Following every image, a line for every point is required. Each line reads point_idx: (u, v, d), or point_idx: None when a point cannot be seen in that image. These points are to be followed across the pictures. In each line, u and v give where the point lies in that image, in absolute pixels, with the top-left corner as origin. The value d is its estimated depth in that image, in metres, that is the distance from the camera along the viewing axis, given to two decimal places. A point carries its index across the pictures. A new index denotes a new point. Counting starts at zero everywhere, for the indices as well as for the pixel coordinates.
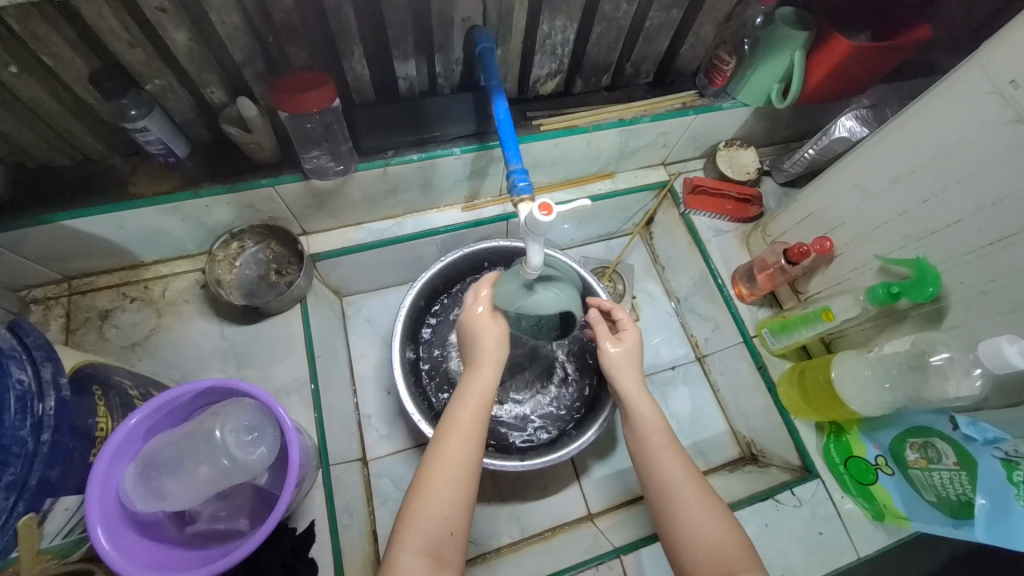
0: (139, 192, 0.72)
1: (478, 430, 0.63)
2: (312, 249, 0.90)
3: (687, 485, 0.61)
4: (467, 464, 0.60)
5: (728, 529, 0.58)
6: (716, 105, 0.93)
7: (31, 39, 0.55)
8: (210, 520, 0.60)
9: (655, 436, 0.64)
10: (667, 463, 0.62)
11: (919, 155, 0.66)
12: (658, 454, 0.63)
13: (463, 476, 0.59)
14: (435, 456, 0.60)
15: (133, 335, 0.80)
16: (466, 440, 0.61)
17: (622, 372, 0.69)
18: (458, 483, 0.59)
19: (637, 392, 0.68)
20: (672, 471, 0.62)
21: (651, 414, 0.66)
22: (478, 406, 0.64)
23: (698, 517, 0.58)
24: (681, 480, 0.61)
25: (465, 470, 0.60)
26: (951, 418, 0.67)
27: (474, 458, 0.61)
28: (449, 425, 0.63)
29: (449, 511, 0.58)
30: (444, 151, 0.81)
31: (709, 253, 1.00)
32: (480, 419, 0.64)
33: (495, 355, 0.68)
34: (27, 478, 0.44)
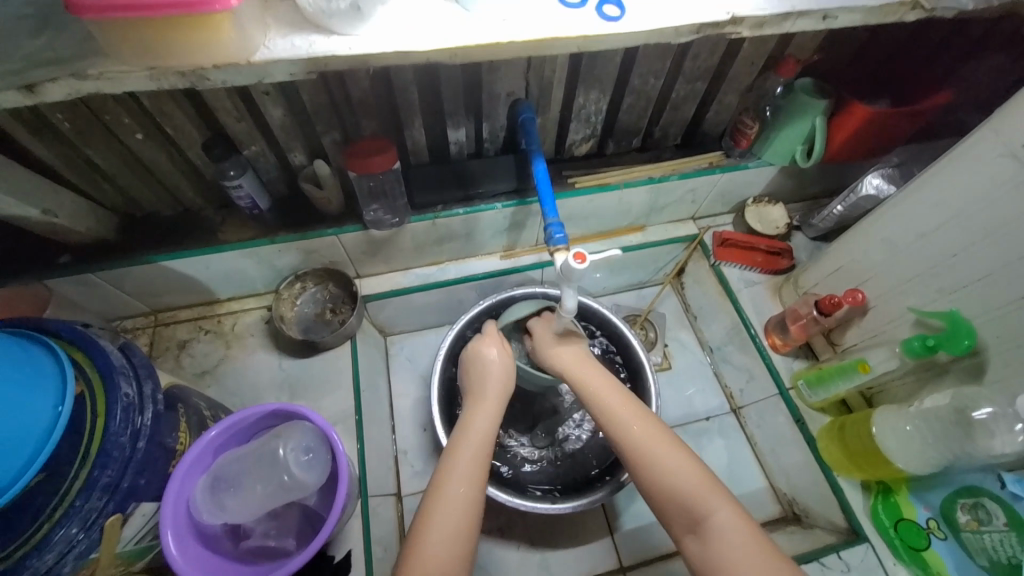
0: (226, 238, 0.84)
1: (477, 457, 0.66)
2: (365, 291, 0.99)
3: (684, 478, 0.59)
4: (470, 499, 0.62)
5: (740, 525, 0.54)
6: (741, 164, 0.99)
7: (162, 116, 0.69)
8: (262, 537, 0.63)
9: (641, 436, 0.63)
10: (661, 460, 0.61)
11: (941, 213, 0.69)
12: (649, 454, 0.62)
13: (464, 508, 0.61)
14: (434, 492, 0.63)
15: (203, 364, 0.90)
16: (463, 470, 0.64)
17: (583, 376, 0.73)
18: (455, 518, 0.60)
19: (610, 397, 0.69)
20: (666, 465, 0.60)
21: (630, 412, 0.67)
22: (481, 436, 0.69)
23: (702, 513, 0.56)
24: (675, 471, 0.59)
25: (464, 504, 0.61)
26: (998, 476, 0.66)
27: (473, 487, 0.63)
28: (448, 458, 0.66)
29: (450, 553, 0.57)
30: (487, 205, 0.90)
31: (741, 305, 1.02)
32: (479, 447, 0.67)
33: (494, 390, 0.76)
34: (121, 480, 0.49)
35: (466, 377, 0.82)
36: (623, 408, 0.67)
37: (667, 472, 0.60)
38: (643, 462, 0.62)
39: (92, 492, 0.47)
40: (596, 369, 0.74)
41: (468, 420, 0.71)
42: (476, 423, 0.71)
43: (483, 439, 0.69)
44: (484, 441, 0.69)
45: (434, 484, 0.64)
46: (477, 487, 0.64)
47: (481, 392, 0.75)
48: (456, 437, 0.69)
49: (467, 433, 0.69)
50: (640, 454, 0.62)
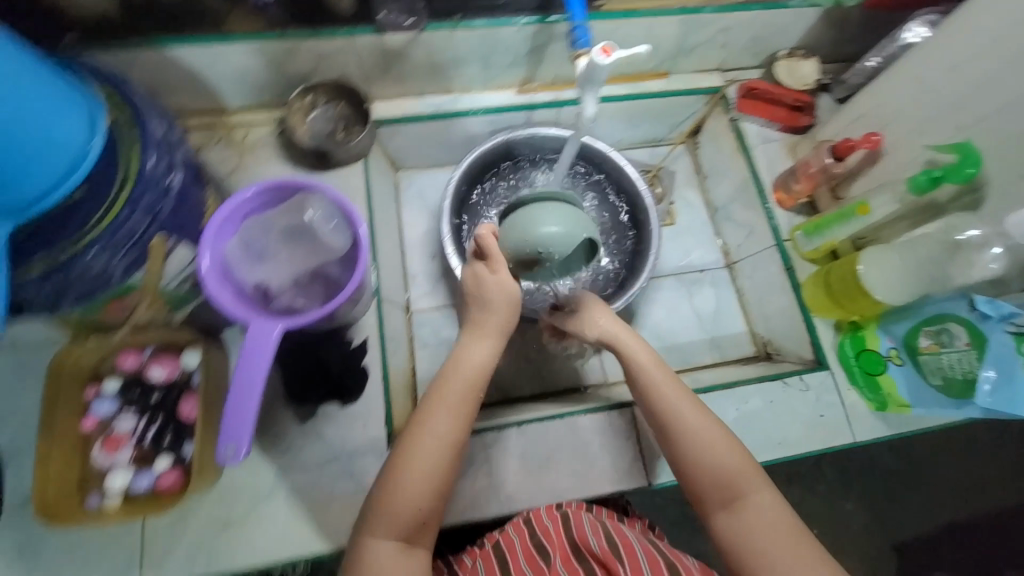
0: (234, 30, 0.80)
1: (456, 406, 0.68)
2: (376, 114, 0.97)
3: (706, 428, 0.66)
4: (447, 447, 0.65)
5: (743, 463, 0.64)
6: (782, 4, 0.92)
7: None
8: (290, 300, 0.67)
9: (664, 389, 0.70)
10: (679, 407, 0.68)
11: (982, 36, 0.66)
12: (672, 402, 0.69)
13: (440, 458, 0.64)
14: (406, 442, 0.65)
15: (218, 171, 0.90)
16: (442, 417, 0.66)
17: (620, 334, 0.78)
18: (424, 469, 0.63)
19: (677, 391, 0.70)
20: (690, 419, 0.67)
21: (656, 369, 0.73)
22: (469, 378, 0.70)
23: (716, 451, 0.64)
24: (700, 429, 0.66)
25: (438, 452, 0.64)
26: (969, 300, 0.71)
27: (449, 451, 0.65)
28: (428, 404, 0.68)
29: (421, 501, 0.62)
30: (507, 20, 0.85)
31: (753, 159, 1.02)
32: (463, 397, 0.68)
33: (497, 325, 0.75)
34: (160, 207, 0.53)
35: (465, 303, 0.80)
36: (650, 364, 0.73)
37: (688, 423, 0.67)
38: (659, 409, 0.69)
39: (136, 209, 0.52)
40: (639, 340, 0.77)
41: (458, 355, 0.72)
42: (471, 361, 0.72)
43: (465, 383, 0.69)
44: (464, 391, 0.69)
45: (409, 434, 0.66)
46: (453, 434, 0.66)
47: (481, 324, 0.75)
48: (448, 373, 0.71)
49: (447, 382, 0.70)
50: (662, 404, 0.69)
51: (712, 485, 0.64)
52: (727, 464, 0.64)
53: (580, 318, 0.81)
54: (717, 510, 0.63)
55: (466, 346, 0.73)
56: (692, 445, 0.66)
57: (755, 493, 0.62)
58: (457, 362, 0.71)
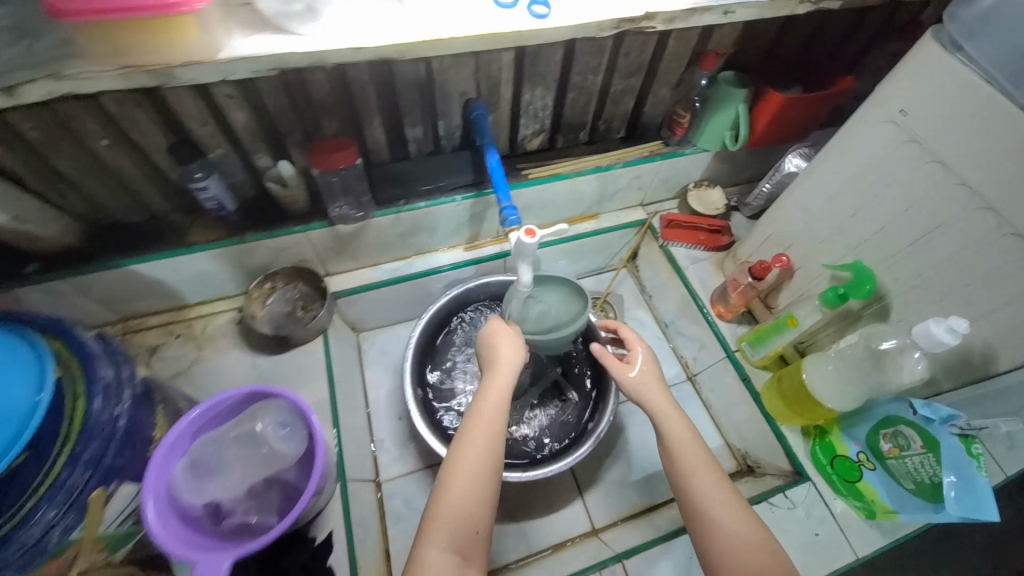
0: (195, 240, 0.87)
1: (493, 432, 0.65)
2: (335, 287, 1.03)
3: (723, 502, 0.63)
4: (483, 474, 0.62)
5: (755, 537, 0.61)
6: (678, 152, 1.08)
7: (126, 121, 0.72)
8: (243, 516, 0.65)
9: (692, 459, 0.67)
10: (705, 477, 0.65)
11: (842, 178, 0.78)
12: (698, 474, 0.66)
13: (484, 472, 0.62)
14: (454, 472, 0.62)
15: (175, 366, 0.91)
16: (481, 445, 0.64)
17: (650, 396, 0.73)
18: (471, 492, 0.61)
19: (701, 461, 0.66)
20: (723, 501, 0.64)
21: (690, 444, 0.68)
22: (496, 415, 0.67)
23: (736, 522, 0.62)
24: (722, 505, 0.63)
25: (479, 477, 0.62)
26: (910, 403, 0.73)
27: (487, 466, 0.63)
28: (461, 436, 0.65)
29: (469, 510, 0.60)
30: (447, 198, 0.96)
31: (687, 278, 1.11)
32: (494, 424, 0.66)
33: (508, 367, 0.72)
34: (100, 458, 0.52)
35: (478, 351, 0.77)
36: (683, 435, 0.69)
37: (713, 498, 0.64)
38: (684, 477, 0.66)
39: (75, 467, 0.50)
40: (658, 389, 0.75)
41: (482, 398, 0.68)
42: (497, 392, 0.69)
43: (497, 409, 0.67)
44: (498, 421, 0.66)
45: (448, 467, 0.63)
46: (493, 461, 0.64)
47: (493, 365, 0.72)
48: (479, 404, 0.67)
49: (478, 411, 0.67)
50: (688, 479, 0.65)
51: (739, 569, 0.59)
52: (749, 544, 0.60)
53: (618, 371, 0.76)
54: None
55: (493, 378, 0.70)
56: (713, 531, 0.62)
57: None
58: (484, 400, 0.67)
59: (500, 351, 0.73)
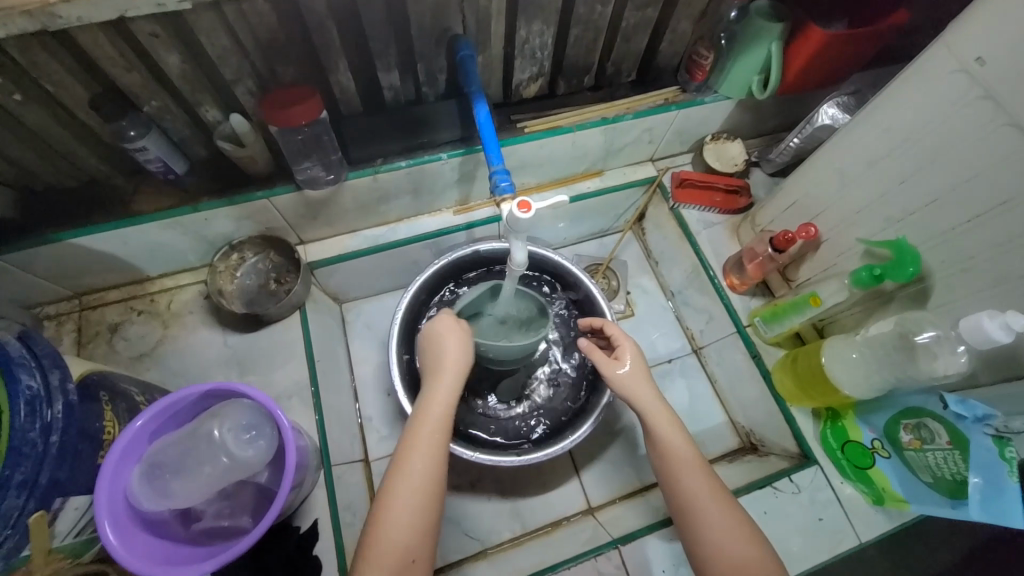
0: (143, 209, 0.76)
1: (437, 444, 0.63)
2: (310, 257, 0.93)
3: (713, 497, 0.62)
4: (424, 494, 0.60)
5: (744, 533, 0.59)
6: (698, 100, 0.94)
7: (32, 67, 0.59)
8: (214, 518, 0.62)
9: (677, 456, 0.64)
10: (691, 475, 0.63)
11: (891, 138, 0.68)
12: (686, 478, 0.63)
13: (425, 493, 0.60)
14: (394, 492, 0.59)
15: (141, 346, 0.84)
16: (423, 459, 0.61)
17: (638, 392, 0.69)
18: (412, 516, 0.58)
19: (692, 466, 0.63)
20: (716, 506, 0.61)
21: (681, 449, 0.65)
22: (443, 415, 0.65)
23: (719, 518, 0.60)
24: (715, 510, 0.61)
25: (422, 492, 0.60)
26: (940, 397, 0.67)
27: (431, 487, 0.61)
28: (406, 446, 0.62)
29: (410, 533, 0.58)
30: (432, 156, 0.84)
31: (699, 245, 1.01)
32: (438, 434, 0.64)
33: (457, 364, 0.69)
34: (37, 477, 0.46)
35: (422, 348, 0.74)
36: (669, 431, 0.66)
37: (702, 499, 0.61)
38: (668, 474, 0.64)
39: (6, 491, 0.44)
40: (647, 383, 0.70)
41: (431, 398, 0.66)
42: (439, 402, 0.66)
43: (437, 420, 0.64)
44: (440, 433, 0.64)
45: (386, 485, 0.60)
46: (433, 478, 0.61)
47: (440, 363, 0.69)
48: (417, 422, 0.64)
49: (421, 422, 0.64)
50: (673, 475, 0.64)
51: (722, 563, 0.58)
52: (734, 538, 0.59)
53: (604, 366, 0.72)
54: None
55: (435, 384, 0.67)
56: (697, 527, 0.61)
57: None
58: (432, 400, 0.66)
59: (446, 346, 0.70)
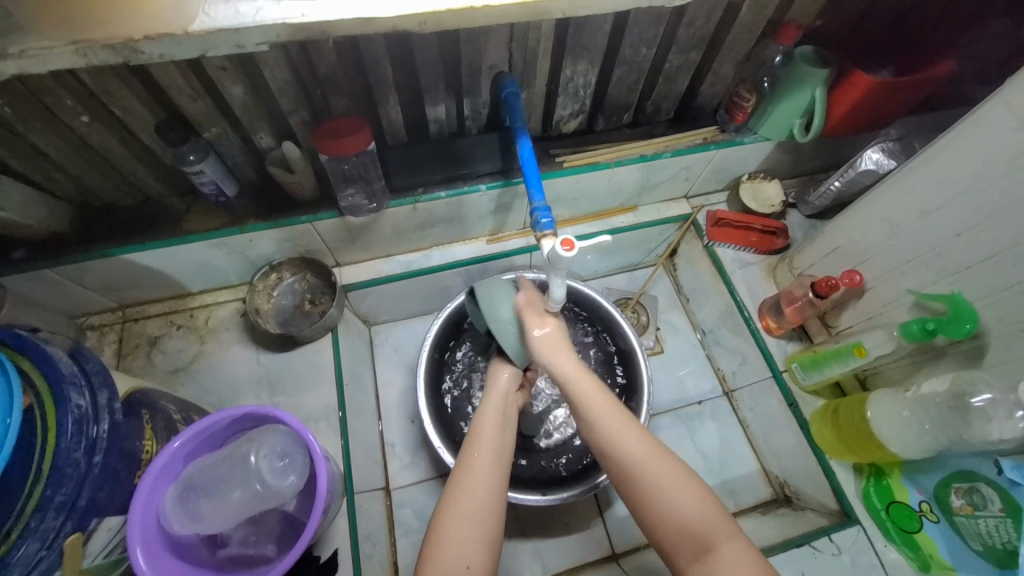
0: (191, 228, 0.79)
1: (489, 463, 0.62)
2: (345, 280, 0.95)
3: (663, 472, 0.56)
4: (481, 507, 0.59)
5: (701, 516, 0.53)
6: (737, 140, 0.94)
7: (105, 94, 0.62)
8: (239, 545, 0.62)
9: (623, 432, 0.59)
10: (639, 451, 0.58)
11: (947, 190, 0.67)
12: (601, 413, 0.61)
13: (476, 512, 0.58)
14: (451, 507, 0.59)
15: (177, 361, 0.86)
16: (483, 472, 0.61)
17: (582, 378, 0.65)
18: (472, 529, 0.57)
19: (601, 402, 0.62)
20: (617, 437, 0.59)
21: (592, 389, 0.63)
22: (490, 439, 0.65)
23: (682, 499, 0.54)
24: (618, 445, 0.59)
25: (481, 505, 0.59)
26: (995, 461, 0.64)
27: (487, 507, 0.59)
28: (466, 460, 0.63)
29: (464, 546, 0.56)
30: (471, 187, 0.86)
31: (734, 287, 0.99)
32: (498, 452, 0.64)
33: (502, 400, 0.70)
34: (77, 498, 0.46)
35: None
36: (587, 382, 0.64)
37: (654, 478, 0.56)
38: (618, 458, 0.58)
39: (46, 512, 0.45)
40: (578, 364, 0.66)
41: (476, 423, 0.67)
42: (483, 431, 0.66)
43: (499, 438, 0.65)
44: (501, 452, 0.64)
45: (449, 499, 0.60)
46: (493, 497, 0.60)
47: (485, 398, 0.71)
48: (474, 439, 0.65)
49: (474, 449, 0.64)
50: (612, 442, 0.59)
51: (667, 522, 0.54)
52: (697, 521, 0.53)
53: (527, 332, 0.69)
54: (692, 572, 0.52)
55: (491, 402, 0.70)
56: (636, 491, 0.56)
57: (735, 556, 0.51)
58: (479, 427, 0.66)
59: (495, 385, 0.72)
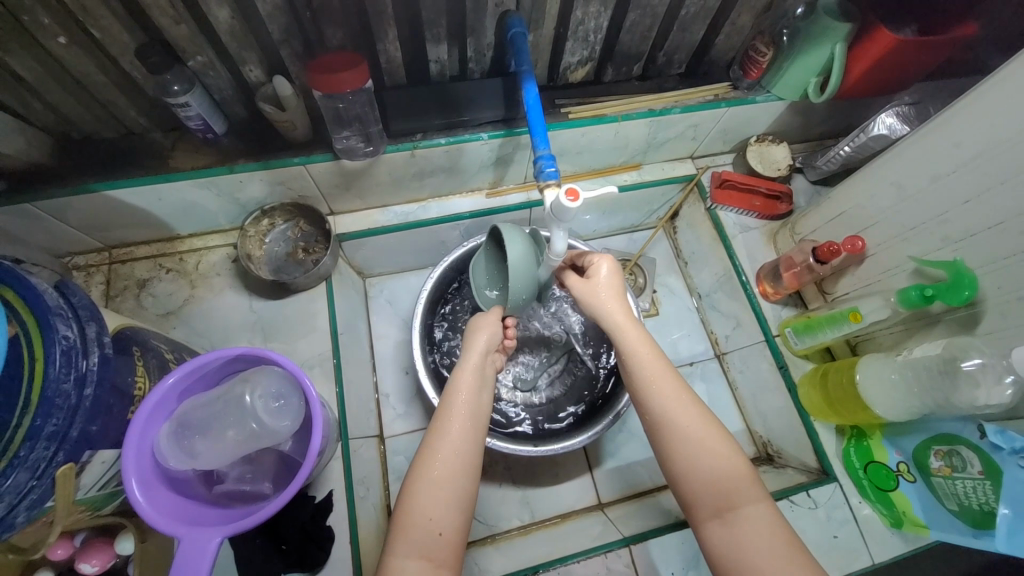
0: (178, 166, 0.75)
1: (466, 421, 0.61)
2: (339, 229, 0.92)
3: (686, 420, 0.56)
4: (456, 473, 0.57)
5: (725, 469, 0.54)
6: (749, 98, 0.90)
7: (81, 11, 0.58)
8: (236, 481, 0.63)
9: (654, 388, 0.59)
10: (706, 455, 0.55)
11: (960, 154, 0.65)
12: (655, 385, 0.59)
13: (453, 473, 0.57)
14: (423, 473, 0.56)
15: (167, 304, 0.84)
16: (462, 434, 0.59)
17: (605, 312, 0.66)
18: (450, 492, 0.55)
19: (656, 373, 0.60)
20: (667, 407, 0.57)
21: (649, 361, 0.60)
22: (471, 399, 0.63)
23: (717, 467, 0.54)
24: (670, 413, 0.57)
25: (460, 467, 0.57)
26: (979, 426, 0.65)
27: (463, 466, 0.57)
28: (439, 426, 0.60)
29: (439, 510, 0.55)
30: (472, 135, 0.82)
31: (734, 250, 0.98)
32: (474, 415, 0.62)
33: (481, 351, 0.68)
34: (69, 429, 0.46)
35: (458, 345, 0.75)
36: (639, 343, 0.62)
37: (687, 452, 0.55)
38: (645, 400, 0.59)
39: (36, 442, 0.44)
40: (619, 303, 0.66)
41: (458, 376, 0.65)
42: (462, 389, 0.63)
43: (476, 402, 0.63)
44: (476, 414, 0.62)
45: (420, 463, 0.57)
46: (466, 462, 0.58)
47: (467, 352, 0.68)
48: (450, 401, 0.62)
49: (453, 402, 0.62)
50: (645, 385, 0.59)
51: (707, 495, 0.54)
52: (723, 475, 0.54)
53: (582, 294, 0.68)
54: (710, 520, 0.54)
55: (468, 361, 0.67)
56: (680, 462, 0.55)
57: (752, 504, 0.53)
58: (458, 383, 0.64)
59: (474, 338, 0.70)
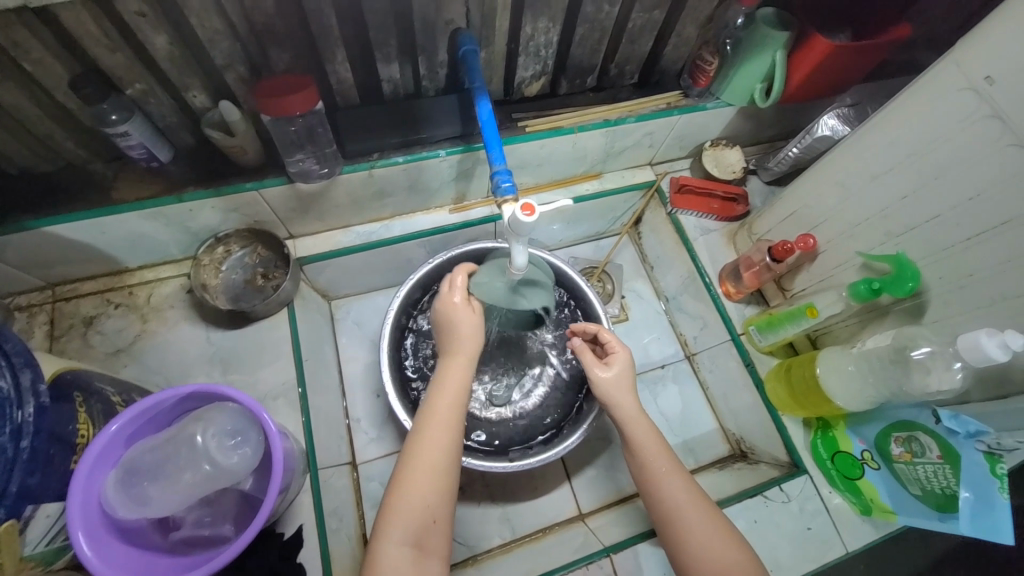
0: (122, 197, 0.72)
1: (454, 420, 0.63)
2: (300, 252, 0.90)
3: (691, 504, 0.61)
4: (442, 472, 0.59)
5: (727, 541, 0.58)
6: (700, 105, 0.93)
7: (11, 46, 0.55)
8: (194, 526, 0.60)
9: (659, 472, 0.63)
10: (710, 537, 0.59)
11: (898, 152, 0.69)
12: (667, 476, 0.63)
13: (437, 471, 0.59)
14: (411, 475, 0.58)
15: (117, 341, 0.80)
16: (444, 431, 0.61)
17: (617, 398, 0.68)
18: (435, 489, 0.58)
19: (667, 468, 0.63)
20: (674, 496, 0.62)
21: (659, 452, 0.64)
22: (456, 397, 0.64)
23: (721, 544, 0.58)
24: (676, 500, 0.61)
25: (442, 464, 0.60)
26: (933, 411, 0.67)
27: (445, 460, 0.60)
28: (424, 426, 0.62)
29: (429, 505, 0.58)
30: (430, 152, 0.82)
31: (696, 254, 1.00)
32: (456, 414, 0.63)
33: (471, 346, 0.68)
34: (7, 484, 0.43)
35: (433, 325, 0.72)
36: (648, 436, 0.65)
37: (694, 532, 0.59)
38: (655, 486, 0.63)
39: None
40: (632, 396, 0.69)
41: (443, 378, 0.65)
42: (450, 388, 0.64)
43: (458, 402, 0.64)
44: (458, 411, 0.64)
45: (406, 469, 0.59)
46: (452, 452, 0.61)
47: (453, 345, 0.68)
48: (434, 399, 0.64)
49: (438, 402, 0.64)
50: (657, 477, 0.63)
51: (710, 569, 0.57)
52: (723, 553, 0.58)
53: (590, 370, 0.70)
54: None
55: (456, 362, 0.67)
56: (682, 539, 0.60)
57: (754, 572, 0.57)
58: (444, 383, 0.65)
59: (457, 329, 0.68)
